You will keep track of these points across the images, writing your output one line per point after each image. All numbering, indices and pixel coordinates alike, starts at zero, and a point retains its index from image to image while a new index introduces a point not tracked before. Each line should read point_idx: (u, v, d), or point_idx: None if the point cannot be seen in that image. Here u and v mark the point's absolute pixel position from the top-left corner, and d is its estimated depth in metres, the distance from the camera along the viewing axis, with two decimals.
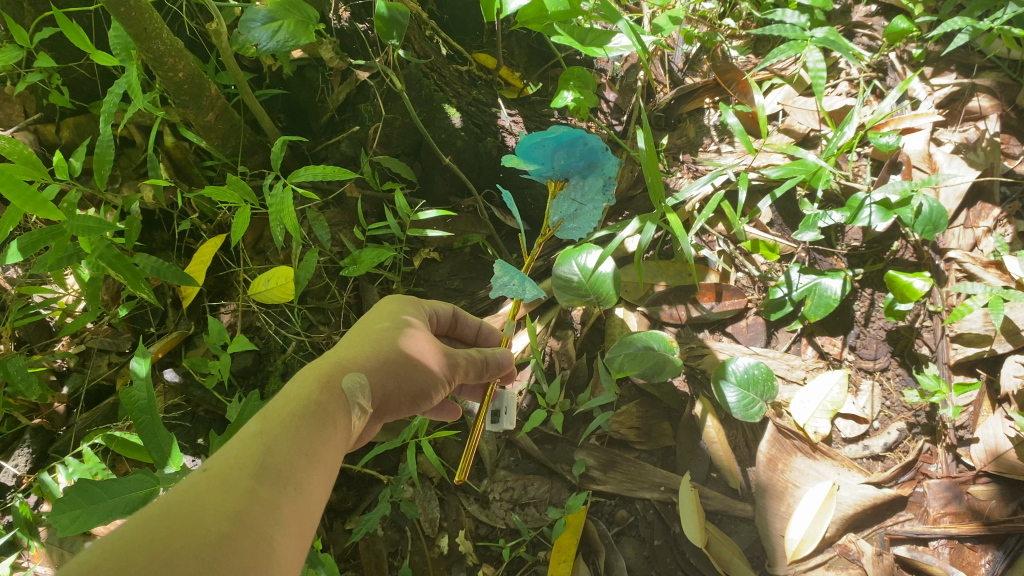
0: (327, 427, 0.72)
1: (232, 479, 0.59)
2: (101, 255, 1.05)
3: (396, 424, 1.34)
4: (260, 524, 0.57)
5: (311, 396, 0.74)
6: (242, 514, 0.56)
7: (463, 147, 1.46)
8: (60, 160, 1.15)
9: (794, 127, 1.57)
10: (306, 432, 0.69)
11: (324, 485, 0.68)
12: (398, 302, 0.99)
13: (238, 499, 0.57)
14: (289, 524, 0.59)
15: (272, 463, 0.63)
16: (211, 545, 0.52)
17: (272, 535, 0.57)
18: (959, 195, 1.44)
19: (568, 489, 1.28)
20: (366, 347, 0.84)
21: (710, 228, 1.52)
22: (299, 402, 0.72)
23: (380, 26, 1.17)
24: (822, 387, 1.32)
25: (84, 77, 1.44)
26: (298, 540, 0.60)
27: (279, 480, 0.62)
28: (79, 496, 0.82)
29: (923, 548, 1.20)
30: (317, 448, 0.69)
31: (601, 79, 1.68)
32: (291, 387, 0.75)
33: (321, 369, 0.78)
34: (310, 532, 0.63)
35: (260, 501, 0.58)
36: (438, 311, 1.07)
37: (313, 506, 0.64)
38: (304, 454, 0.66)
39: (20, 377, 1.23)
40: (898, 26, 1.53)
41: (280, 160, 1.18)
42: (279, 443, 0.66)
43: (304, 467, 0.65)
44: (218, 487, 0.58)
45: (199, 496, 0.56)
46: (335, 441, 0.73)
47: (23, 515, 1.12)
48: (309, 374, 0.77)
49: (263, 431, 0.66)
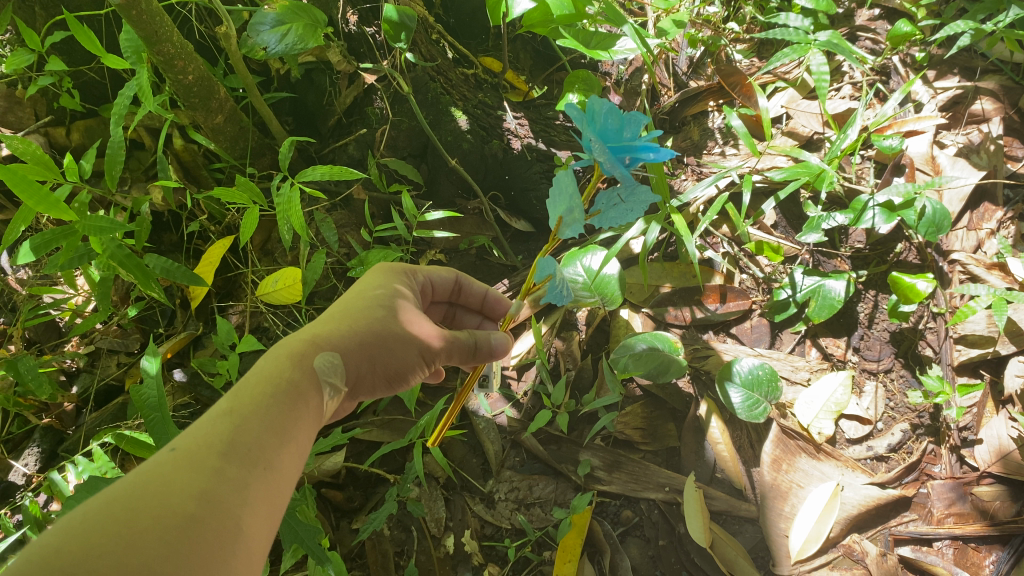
0: (295, 408, 0.73)
1: (200, 458, 0.61)
2: (112, 255, 1.06)
3: (403, 424, 1.36)
4: (229, 504, 0.58)
5: (283, 377, 0.75)
6: (210, 494, 0.58)
7: (469, 149, 1.48)
8: (70, 163, 1.16)
9: (798, 130, 1.58)
10: (275, 412, 0.70)
11: (294, 464, 0.70)
12: (390, 272, 0.98)
13: (207, 478, 0.59)
14: (257, 505, 0.61)
15: (241, 443, 0.64)
16: (177, 528, 0.53)
17: (240, 516, 0.58)
18: (963, 197, 1.44)
19: (573, 490, 1.29)
20: (347, 321, 0.84)
21: (715, 230, 1.53)
22: (270, 384, 0.73)
23: (387, 29, 1.19)
24: (827, 388, 1.34)
25: (94, 80, 1.46)
26: (266, 520, 0.62)
27: (247, 459, 0.63)
28: (89, 493, 0.84)
29: (927, 548, 1.21)
30: (287, 429, 0.70)
31: (606, 82, 1.69)
32: (262, 367, 0.76)
33: (294, 346, 0.79)
34: (278, 514, 0.65)
35: (229, 481, 0.60)
36: (435, 280, 1.07)
37: (282, 485, 0.66)
38: (273, 435, 0.68)
39: (31, 376, 1.25)
40: (901, 30, 1.54)
41: (289, 162, 1.18)
42: (249, 422, 0.67)
43: (275, 447, 0.67)
44: (186, 468, 0.59)
45: (168, 475, 0.58)
46: (305, 420, 0.74)
47: (32, 513, 1.13)
48: (281, 353, 0.78)
49: (232, 410, 0.68)
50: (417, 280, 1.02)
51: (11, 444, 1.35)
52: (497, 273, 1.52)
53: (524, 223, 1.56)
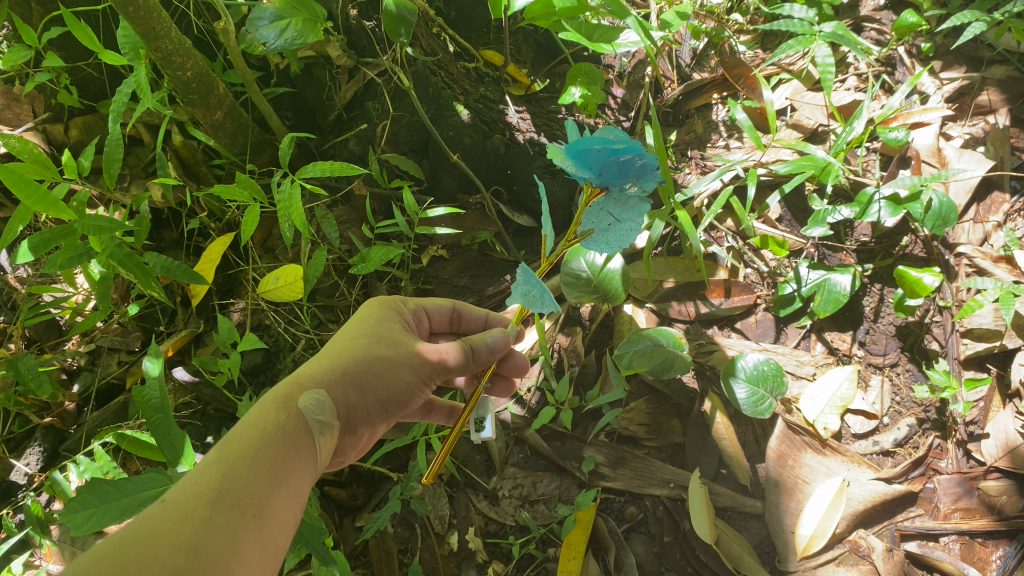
0: (287, 452, 0.74)
1: (188, 509, 0.61)
2: (110, 254, 1.05)
3: (405, 422, 1.35)
4: (213, 556, 0.59)
5: (273, 421, 0.76)
6: (195, 546, 0.59)
7: (471, 144, 1.46)
8: (68, 160, 1.14)
9: (803, 122, 1.57)
10: (264, 458, 0.71)
11: (288, 509, 0.70)
12: (375, 302, 0.97)
13: (193, 530, 0.60)
14: (244, 556, 0.62)
15: (230, 492, 0.65)
16: None
17: (227, 568, 0.59)
18: (969, 189, 1.43)
19: (578, 486, 1.29)
20: (334, 357, 0.84)
21: (719, 224, 1.51)
22: (260, 430, 0.74)
23: (387, 23, 1.16)
24: (832, 383, 1.32)
25: (92, 76, 1.44)
26: (256, 571, 0.63)
27: (235, 508, 0.64)
28: (92, 495, 0.81)
29: (934, 544, 1.20)
30: (278, 473, 0.71)
31: (608, 75, 1.68)
32: (254, 412, 0.77)
33: (283, 388, 0.80)
34: (269, 563, 0.65)
35: (215, 533, 0.61)
36: (430, 309, 1.06)
37: (272, 533, 0.66)
38: (263, 481, 0.68)
39: (31, 376, 1.24)
40: (907, 20, 1.52)
41: (289, 158, 1.17)
42: (237, 468, 0.68)
43: (264, 494, 0.68)
44: (172, 521, 0.60)
45: (153, 529, 0.59)
46: (298, 464, 0.75)
47: (35, 514, 1.14)
48: (271, 396, 0.79)
49: (222, 457, 0.69)
50: (406, 306, 1.02)
51: (13, 443, 1.35)
52: (500, 269, 1.51)
53: (526, 218, 1.55)
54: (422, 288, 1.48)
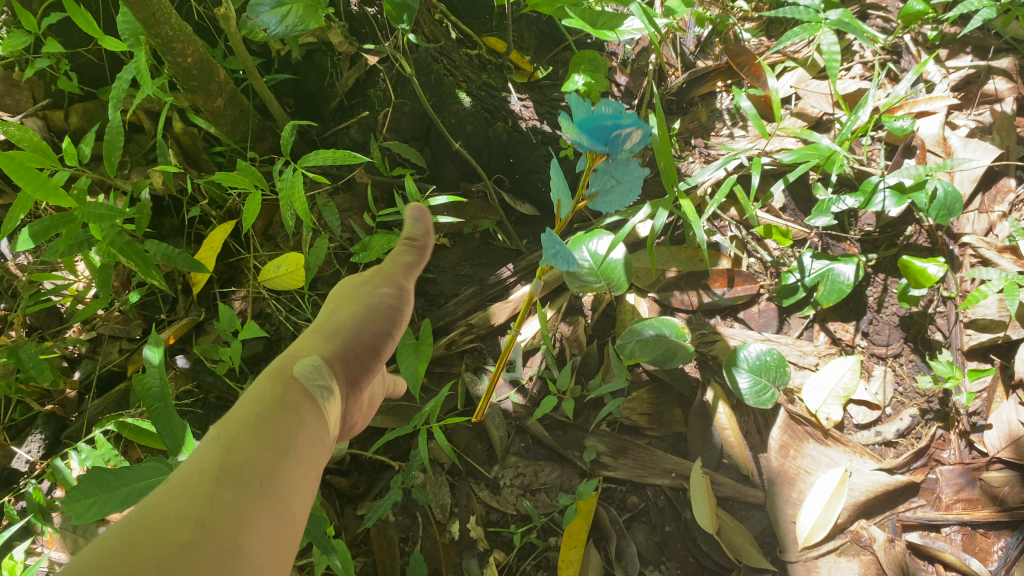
0: (290, 422, 0.71)
1: (193, 487, 0.58)
2: (111, 242, 1.04)
3: (407, 411, 1.34)
4: (227, 524, 0.55)
5: (269, 397, 0.73)
6: (206, 518, 0.55)
7: (473, 131, 1.46)
8: (68, 147, 1.13)
9: (808, 111, 1.56)
10: (264, 430, 0.68)
11: (301, 479, 0.67)
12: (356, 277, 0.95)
13: (201, 503, 0.56)
14: (261, 522, 0.58)
15: (235, 464, 0.62)
16: (171, 553, 0.50)
17: (242, 534, 0.55)
18: (975, 179, 1.41)
19: (579, 476, 1.29)
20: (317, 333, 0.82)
21: (722, 213, 1.50)
22: (258, 406, 0.71)
23: (390, 10, 1.15)
24: (834, 373, 1.31)
25: (92, 62, 1.44)
26: (276, 539, 0.59)
27: (241, 479, 0.60)
28: (93, 483, 0.81)
29: (935, 535, 1.21)
30: (284, 443, 0.68)
31: (612, 63, 1.67)
32: (248, 394, 0.74)
33: (272, 368, 0.77)
34: (291, 531, 0.61)
35: (226, 502, 0.57)
36: None
37: (288, 500, 0.63)
38: (269, 452, 0.65)
39: (32, 364, 1.24)
40: (913, 8, 1.50)
41: (290, 146, 1.16)
42: (238, 442, 0.64)
43: (271, 464, 0.64)
44: (178, 499, 0.56)
45: (158, 510, 0.55)
46: (304, 434, 0.71)
47: (35, 500, 1.17)
48: (262, 378, 0.76)
49: (221, 436, 0.65)
50: None
51: (14, 431, 1.36)
52: (502, 258, 1.51)
53: (529, 207, 1.55)
54: (424, 277, 1.48)
